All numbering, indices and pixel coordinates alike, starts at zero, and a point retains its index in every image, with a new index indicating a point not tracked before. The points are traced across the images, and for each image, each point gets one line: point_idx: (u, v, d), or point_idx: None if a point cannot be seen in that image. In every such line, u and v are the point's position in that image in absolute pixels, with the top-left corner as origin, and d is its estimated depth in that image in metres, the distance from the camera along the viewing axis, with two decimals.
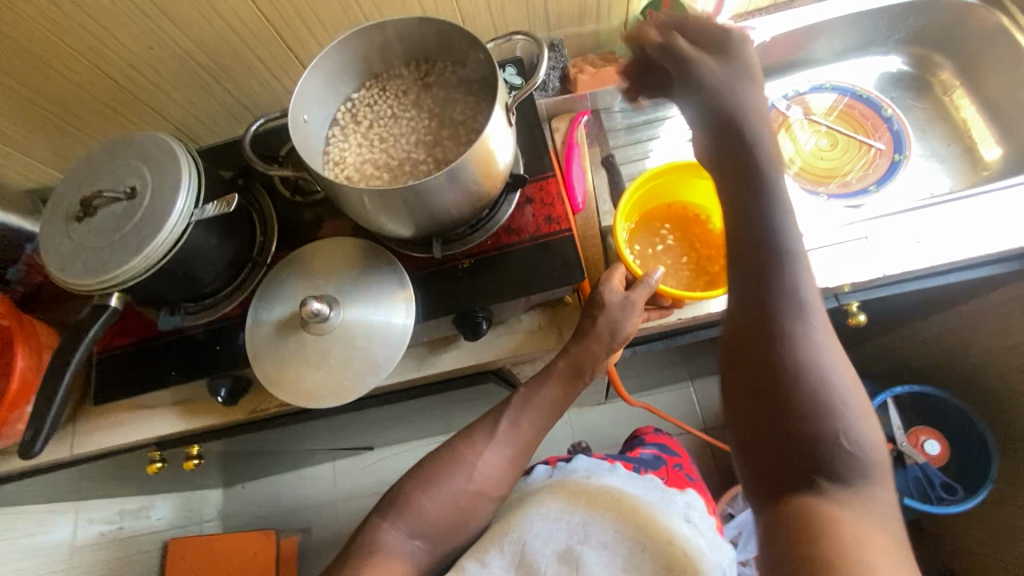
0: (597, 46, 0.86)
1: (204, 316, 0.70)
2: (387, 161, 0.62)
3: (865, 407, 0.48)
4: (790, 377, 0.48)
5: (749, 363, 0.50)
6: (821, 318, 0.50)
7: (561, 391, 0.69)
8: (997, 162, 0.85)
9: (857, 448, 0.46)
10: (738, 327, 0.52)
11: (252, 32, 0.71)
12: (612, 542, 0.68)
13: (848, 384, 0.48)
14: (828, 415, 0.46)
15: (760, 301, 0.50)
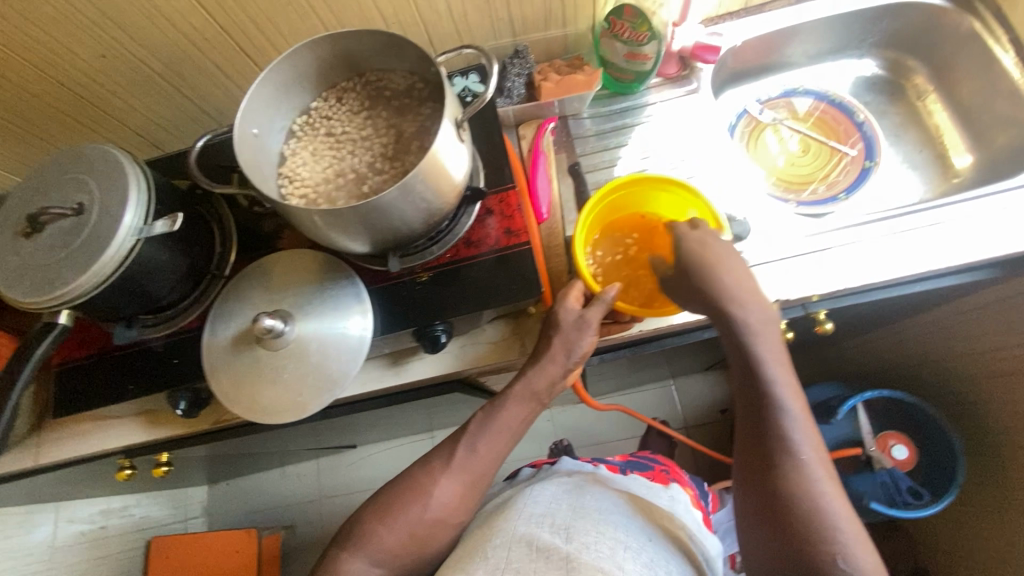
0: (566, 51, 0.85)
1: (163, 328, 0.70)
2: (343, 177, 0.60)
3: (862, 532, 0.55)
4: (788, 505, 0.56)
5: (754, 488, 0.59)
6: (813, 450, 0.58)
7: (520, 411, 0.68)
8: (967, 170, 0.86)
9: (855, 572, 0.52)
10: (746, 458, 0.61)
11: (207, 40, 0.70)
12: (598, 539, 0.65)
13: (840, 507, 0.55)
14: (821, 536, 0.54)
15: (762, 434, 0.59)
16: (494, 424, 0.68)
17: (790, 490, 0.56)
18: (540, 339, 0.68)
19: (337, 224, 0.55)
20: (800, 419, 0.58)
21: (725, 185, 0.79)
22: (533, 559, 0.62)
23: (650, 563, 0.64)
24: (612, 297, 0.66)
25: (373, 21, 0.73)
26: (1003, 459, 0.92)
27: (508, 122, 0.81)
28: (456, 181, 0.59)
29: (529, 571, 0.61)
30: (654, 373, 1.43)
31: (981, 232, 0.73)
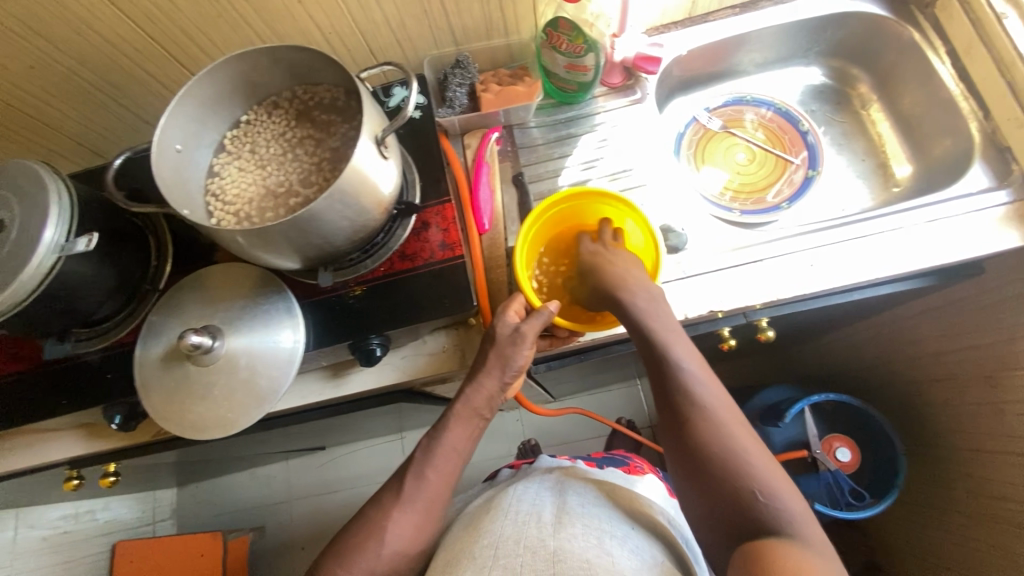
0: (511, 60, 0.85)
1: (97, 342, 0.69)
2: (275, 194, 0.61)
3: (779, 468, 0.54)
4: (705, 455, 0.55)
5: (675, 447, 0.58)
6: (714, 395, 0.59)
7: (464, 432, 0.67)
8: (908, 179, 0.89)
9: (776, 501, 0.51)
10: (662, 421, 0.60)
11: (138, 50, 0.69)
12: (586, 530, 0.60)
13: (751, 444, 0.55)
14: (738, 473, 0.53)
15: (669, 393, 0.59)
16: (439, 445, 0.66)
17: (703, 440, 0.56)
18: (483, 353, 0.67)
19: (265, 245, 0.54)
20: (692, 364, 0.59)
21: (666, 194, 0.80)
22: (521, 554, 0.57)
23: (639, 549, 0.60)
24: (554, 313, 0.66)
25: (309, 32, 0.73)
26: (946, 459, 0.94)
27: (453, 131, 0.81)
28: (382, 196, 0.58)
29: (518, 566, 0.56)
30: (622, 376, 1.40)
31: (918, 239, 0.72)
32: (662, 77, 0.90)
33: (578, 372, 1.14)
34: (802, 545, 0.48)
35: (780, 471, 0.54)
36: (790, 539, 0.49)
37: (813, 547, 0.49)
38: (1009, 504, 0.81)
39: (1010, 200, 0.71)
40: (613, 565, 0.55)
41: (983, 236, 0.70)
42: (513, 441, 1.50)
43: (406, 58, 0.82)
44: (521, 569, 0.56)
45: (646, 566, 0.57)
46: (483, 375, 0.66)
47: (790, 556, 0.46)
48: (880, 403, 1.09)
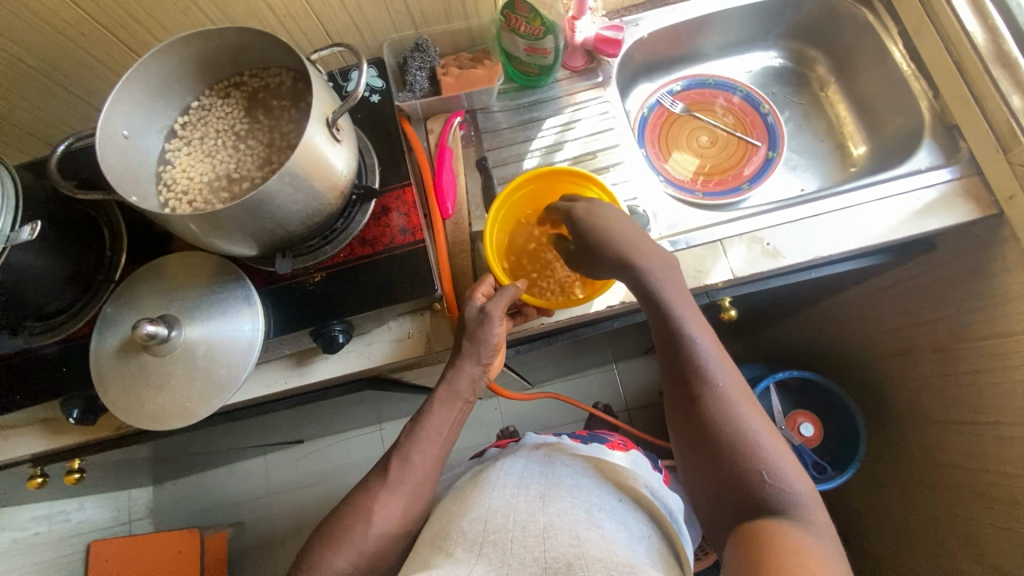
0: (472, 43, 0.85)
1: (51, 335, 0.67)
2: (229, 179, 0.60)
3: (786, 448, 0.55)
4: (715, 432, 0.55)
5: (684, 424, 0.58)
6: (729, 377, 0.58)
7: (443, 416, 0.68)
8: (863, 158, 0.92)
9: (782, 484, 0.52)
10: (672, 399, 0.60)
11: (84, 35, 0.67)
12: (574, 504, 0.61)
13: (763, 427, 0.56)
14: (749, 454, 0.54)
15: (680, 369, 0.59)
16: (421, 431, 0.68)
17: (713, 417, 0.56)
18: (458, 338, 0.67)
19: (219, 231, 0.53)
20: (710, 344, 0.59)
21: (627, 178, 0.81)
22: (511, 528, 0.57)
23: (626, 522, 0.61)
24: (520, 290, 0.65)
25: (262, 15, 0.72)
26: (903, 431, 0.98)
27: (416, 116, 0.81)
28: (337, 179, 0.57)
29: (508, 541, 0.55)
30: (597, 360, 1.42)
31: (871, 215, 0.73)
32: (624, 60, 0.90)
33: (551, 357, 1.15)
34: (803, 526, 0.49)
35: (790, 455, 0.54)
36: (792, 521, 0.49)
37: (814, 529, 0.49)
38: (965, 470, 0.85)
39: (953, 177, 0.73)
40: (603, 536, 0.55)
41: (938, 211, 0.72)
42: (491, 428, 1.50)
43: (365, 42, 0.81)
44: (511, 544, 0.55)
45: (633, 538, 0.58)
46: (463, 359, 0.66)
47: (791, 538, 0.47)
48: (841, 379, 1.13)
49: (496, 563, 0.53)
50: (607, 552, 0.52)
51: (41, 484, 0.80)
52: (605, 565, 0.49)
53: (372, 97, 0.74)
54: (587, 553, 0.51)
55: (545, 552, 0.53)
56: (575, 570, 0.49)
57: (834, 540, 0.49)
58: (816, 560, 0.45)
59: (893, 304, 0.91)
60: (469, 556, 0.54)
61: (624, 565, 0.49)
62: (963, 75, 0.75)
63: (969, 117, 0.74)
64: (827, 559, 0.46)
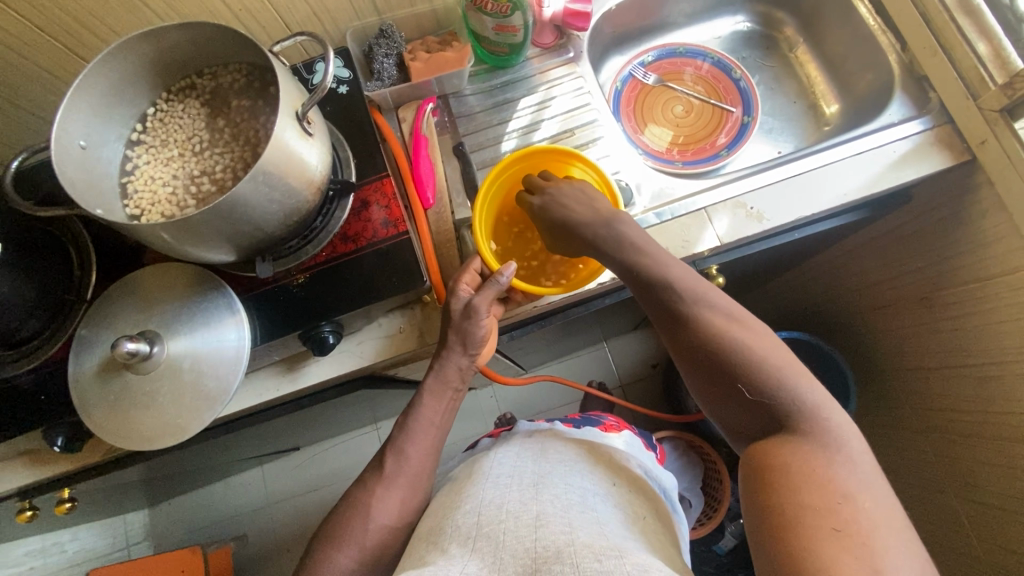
0: (439, 27, 0.82)
1: (24, 364, 0.64)
2: (200, 181, 0.58)
3: (781, 353, 0.53)
4: (706, 367, 0.54)
5: (680, 356, 0.57)
6: (707, 297, 0.56)
7: (433, 409, 0.68)
8: (835, 116, 0.93)
9: (783, 391, 0.51)
10: (664, 332, 0.59)
11: (27, 44, 0.63)
12: (567, 490, 0.60)
13: (755, 337, 0.54)
14: (746, 373, 0.52)
15: (659, 306, 0.58)
16: (413, 423, 0.67)
17: (701, 346, 0.55)
18: (444, 329, 0.66)
19: (193, 239, 0.51)
20: (679, 274, 0.57)
21: (606, 153, 0.80)
22: (503, 519, 0.57)
23: (619, 507, 0.61)
24: (507, 279, 0.64)
25: (216, 9, 0.68)
26: (891, 381, 1.00)
27: (387, 105, 0.79)
28: (311, 175, 0.55)
29: (500, 533, 0.55)
30: (589, 339, 1.42)
31: (849, 171, 0.74)
32: (595, 34, 0.89)
33: (543, 341, 1.15)
34: (813, 435, 0.48)
35: (787, 356, 0.53)
36: (803, 433, 0.49)
37: (824, 443, 0.48)
38: (952, 414, 0.87)
39: (925, 127, 0.74)
40: (594, 521, 0.55)
41: (914, 161, 0.73)
42: (489, 417, 1.50)
43: (327, 31, 0.79)
44: (504, 536, 0.54)
45: (624, 520, 0.58)
46: (450, 348, 0.66)
47: (795, 457, 0.47)
48: (828, 336, 1.15)
49: (488, 557, 0.52)
50: (597, 537, 0.52)
51: (32, 516, 0.77)
52: (593, 550, 0.49)
53: (340, 88, 0.71)
54: (577, 540, 0.51)
55: (536, 541, 0.52)
56: (564, 557, 0.49)
57: (850, 441, 0.48)
58: (819, 490, 0.44)
59: (875, 258, 0.92)
60: (463, 551, 0.53)
61: (611, 549, 0.49)
62: (929, 26, 0.75)
63: (937, 66, 0.75)
64: (836, 480, 0.45)
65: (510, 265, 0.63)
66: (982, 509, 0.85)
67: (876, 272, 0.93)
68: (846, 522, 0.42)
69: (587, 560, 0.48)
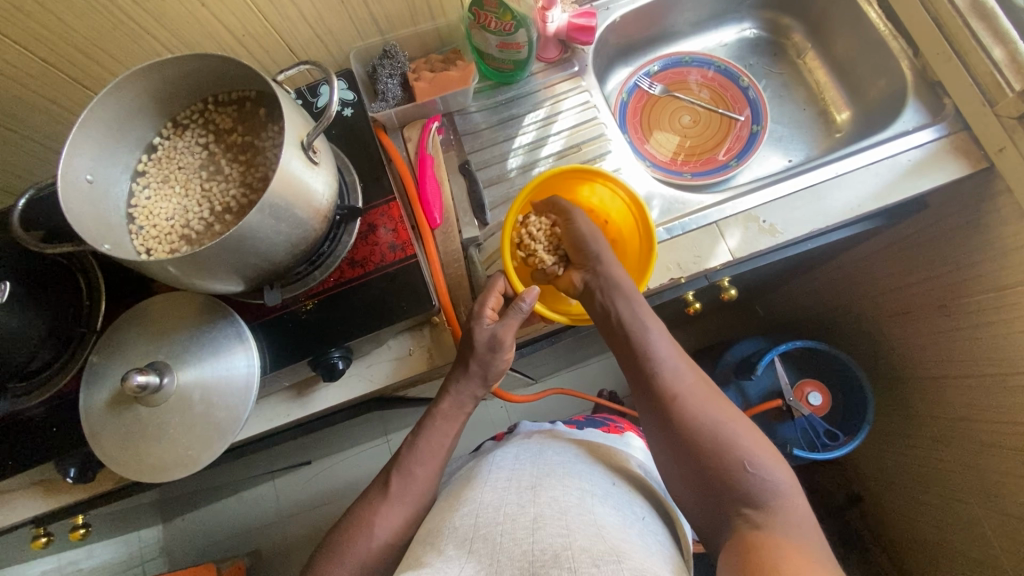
0: (442, 44, 0.82)
1: (41, 394, 0.63)
2: (207, 215, 0.58)
3: (756, 435, 0.56)
4: (693, 438, 0.55)
5: (665, 428, 0.58)
6: (692, 378, 0.59)
7: (440, 434, 0.67)
8: (846, 123, 0.92)
9: (764, 476, 0.53)
10: (647, 408, 0.60)
11: (34, 77, 0.63)
12: (566, 490, 0.59)
13: (738, 424, 0.56)
14: (735, 451, 0.54)
15: (648, 379, 0.60)
16: (421, 444, 0.67)
17: (689, 416, 0.56)
18: (464, 357, 0.65)
19: (201, 271, 0.50)
20: (671, 350, 0.61)
21: (616, 167, 0.79)
22: (500, 522, 0.56)
23: (619, 504, 0.60)
24: (530, 304, 0.63)
25: (219, 36, 0.68)
26: (910, 390, 0.98)
27: (392, 125, 0.78)
28: (318, 204, 0.55)
29: (497, 535, 0.54)
30: (600, 349, 1.40)
31: (864, 181, 0.73)
32: (599, 46, 0.88)
33: (553, 353, 1.13)
34: (788, 520, 0.50)
35: (767, 446, 0.56)
36: (778, 517, 0.50)
37: (805, 520, 0.51)
38: (974, 424, 0.85)
39: (941, 135, 0.73)
40: (593, 521, 0.54)
41: (930, 169, 0.72)
42: (500, 428, 1.48)
43: (330, 55, 0.78)
44: (501, 538, 0.54)
45: (626, 517, 0.58)
46: (469, 379, 0.66)
47: (782, 539, 0.47)
48: (845, 343, 1.12)
49: (485, 561, 0.52)
50: (595, 539, 0.51)
51: (47, 543, 0.77)
52: (591, 554, 0.49)
53: (344, 111, 0.71)
54: (574, 543, 0.50)
55: (533, 545, 0.52)
56: (562, 560, 0.49)
57: (816, 535, 0.50)
58: (798, 557, 0.46)
59: (893, 263, 0.90)
60: (459, 553, 0.53)
61: (609, 553, 0.49)
62: (942, 32, 0.74)
63: (951, 72, 0.74)
64: (802, 547, 0.47)
65: (534, 292, 0.62)
66: (1004, 519, 0.82)
67: (895, 279, 0.91)
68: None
69: (585, 564, 0.47)
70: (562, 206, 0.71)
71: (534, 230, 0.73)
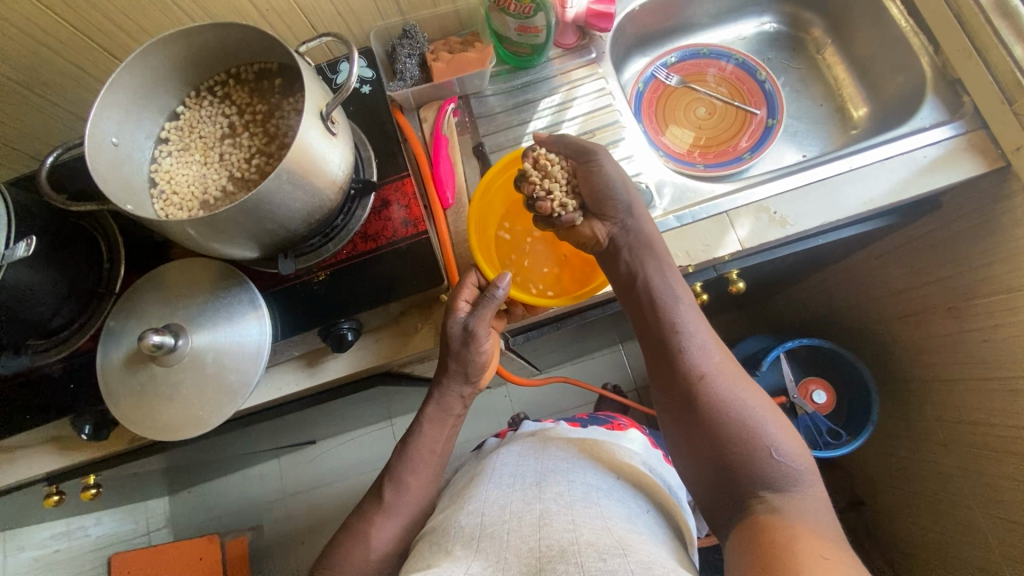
0: (461, 27, 0.83)
1: (58, 352, 0.66)
2: (227, 181, 0.60)
3: (781, 417, 0.56)
4: (719, 418, 0.54)
5: (690, 406, 0.56)
6: (720, 356, 0.58)
7: (433, 433, 0.69)
8: (863, 120, 0.91)
9: (787, 461, 0.53)
10: (669, 384, 0.58)
11: (63, 43, 0.65)
12: (571, 488, 0.60)
13: (764, 405, 0.56)
14: (761, 435, 0.54)
15: (673, 354, 0.58)
16: (412, 451, 0.68)
17: (716, 396, 0.55)
18: (444, 355, 0.67)
19: (220, 235, 0.52)
20: (699, 324, 0.59)
21: (629, 155, 0.80)
22: (507, 520, 0.57)
23: (623, 499, 0.60)
24: (503, 291, 0.63)
25: (244, 10, 0.70)
26: (916, 392, 0.98)
27: (409, 105, 0.79)
28: (334, 176, 0.56)
29: (504, 533, 0.55)
30: (606, 340, 1.41)
31: (878, 177, 0.72)
32: (618, 35, 0.89)
33: (559, 341, 1.14)
34: (802, 501, 0.51)
35: (789, 429, 0.56)
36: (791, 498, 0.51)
37: (816, 505, 0.51)
38: (979, 428, 0.85)
39: (958, 133, 0.72)
40: (600, 514, 0.55)
41: (945, 168, 0.72)
42: (504, 415, 1.50)
43: (351, 33, 0.79)
44: (508, 536, 0.55)
45: (632, 513, 0.58)
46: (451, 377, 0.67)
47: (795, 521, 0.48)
48: (853, 343, 1.12)
49: (494, 557, 0.52)
50: (601, 533, 0.52)
51: (59, 501, 0.79)
52: (597, 548, 0.49)
53: (362, 88, 0.72)
54: (581, 538, 0.51)
55: (540, 541, 0.52)
56: (568, 555, 0.49)
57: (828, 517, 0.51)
58: (811, 535, 0.47)
59: (905, 262, 0.90)
60: (467, 552, 0.54)
61: (616, 546, 0.49)
62: (964, 29, 0.73)
63: (971, 70, 0.73)
64: (812, 530, 0.48)
65: (502, 279, 0.63)
66: (1005, 525, 0.82)
67: (906, 278, 0.91)
68: (834, 554, 0.44)
69: (591, 559, 0.48)
70: (587, 145, 0.62)
71: (549, 168, 0.65)
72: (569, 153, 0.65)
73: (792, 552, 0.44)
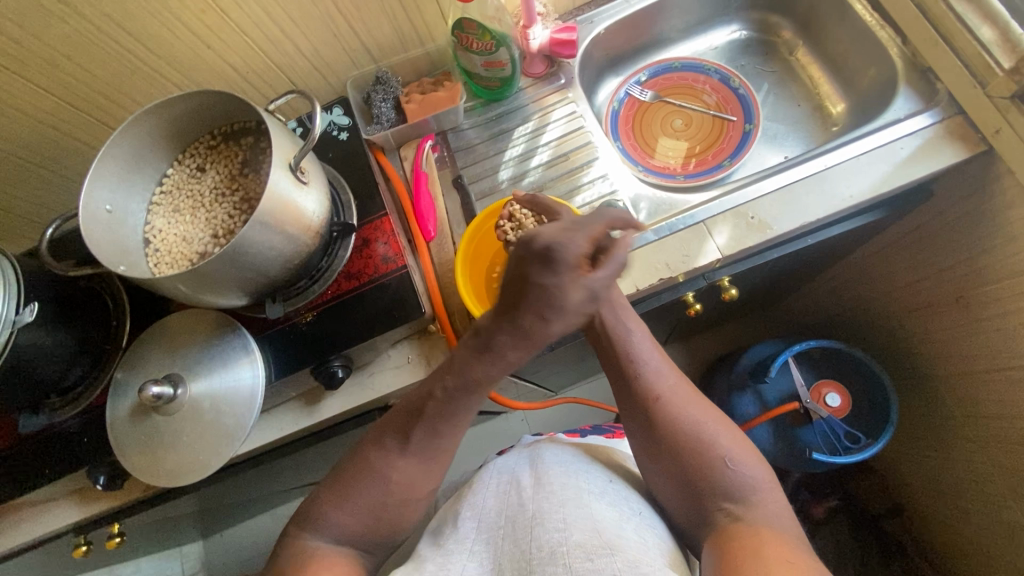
0: (433, 67, 0.86)
1: (70, 409, 0.70)
2: (212, 237, 0.64)
3: (735, 430, 0.56)
4: (673, 438, 0.55)
5: (647, 431, 0.57)
6: (674, 380, 0.58)
7: None
8: (843, 116, 0.91)
9: (742, 470, 0.53)
10: (628, 411, 0.59)
11: (65, 121, 0.71)
12: (564, 486, 0.57)
13: (717, 420, 0.57)
14: (715, 449, 0.54)
15: (628, 384, 0.58)
16: None
17: (669, 417, 0.56)
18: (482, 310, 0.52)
19: (206, 288, 0.55)
20: (652, 350, 0.59)
21: (604, 173, 0.81)
22: (502, 525, 0.57)
23: (617, 500, 0.57)
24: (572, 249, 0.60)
25: (227, 75, 0.75)
26: (936, 388, 0.93)
27: (389, 146, 0.82)
28: (309, 221, 0.59)
29: (499, 538, 0.55)
30: None
31: (857, 172, 0.72)
32: (587, 59, 0.91)
33: (564, 361, 1.14)
34: (766, 509, 0.51)
35: (744, 441, 0.56)
36: (762, 507, 0.51)
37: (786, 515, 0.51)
38: (1002, 420, 0.80)
39: (935, 121, 0.71)
40: (589, 517, 0.53)
41: (924, 157, 0.70)
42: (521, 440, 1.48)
43: (331, 83, 0.84)
44: (502, 541, 0.55)
45: (626, 513, 0.55)
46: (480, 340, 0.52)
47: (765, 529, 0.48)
48: (868, 341, 1.08)
49: (488, 562, 0.53)
50: (591, 533, 0.50)
51: (87, 551, 0.81)
52: (585, 549, 0.48)
53: (341, 135, 0.76)
54: (570, 539, 0.50)
55: (530, 543, 0.52)
56: (557, 558, 0.49)
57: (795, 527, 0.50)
58: (783, 542, 0.47)
59: (905, 253, 0.87)
60: (461, 548, 0.55)
61: (603, 546, 0.48)
62: (927, 17, 0.73)
63: (940, 57, 0.73)
64: (782, 535, 0.47)
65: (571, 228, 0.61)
66: None
67: (909, 270, 0.88)
68: (798, 556, 0.44)
69: (577, 559, 0.47)
70: (549, 206, 0.65)
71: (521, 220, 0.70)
72: (538, 210, 0.67)
73: (757, 556, 0.44)
